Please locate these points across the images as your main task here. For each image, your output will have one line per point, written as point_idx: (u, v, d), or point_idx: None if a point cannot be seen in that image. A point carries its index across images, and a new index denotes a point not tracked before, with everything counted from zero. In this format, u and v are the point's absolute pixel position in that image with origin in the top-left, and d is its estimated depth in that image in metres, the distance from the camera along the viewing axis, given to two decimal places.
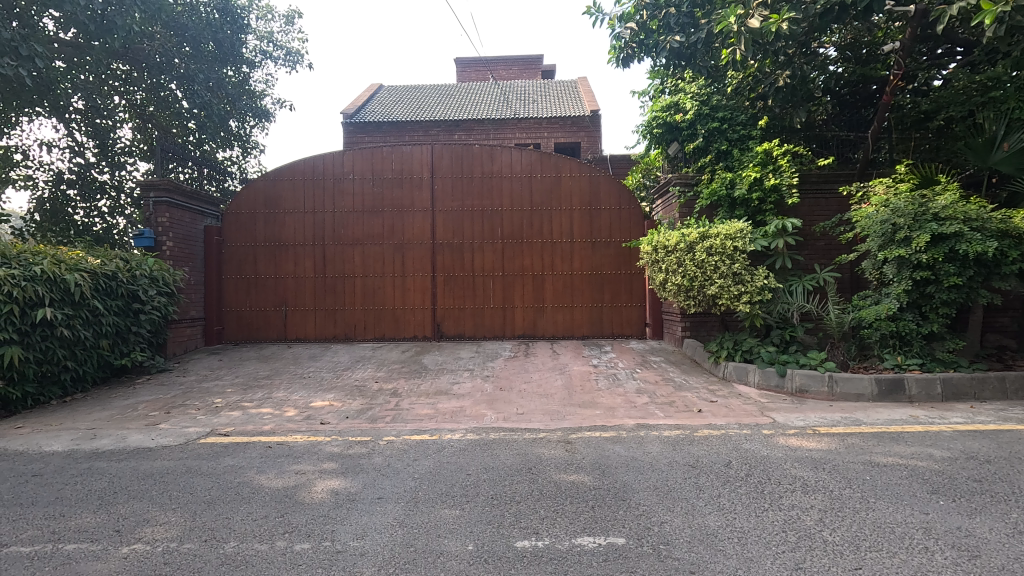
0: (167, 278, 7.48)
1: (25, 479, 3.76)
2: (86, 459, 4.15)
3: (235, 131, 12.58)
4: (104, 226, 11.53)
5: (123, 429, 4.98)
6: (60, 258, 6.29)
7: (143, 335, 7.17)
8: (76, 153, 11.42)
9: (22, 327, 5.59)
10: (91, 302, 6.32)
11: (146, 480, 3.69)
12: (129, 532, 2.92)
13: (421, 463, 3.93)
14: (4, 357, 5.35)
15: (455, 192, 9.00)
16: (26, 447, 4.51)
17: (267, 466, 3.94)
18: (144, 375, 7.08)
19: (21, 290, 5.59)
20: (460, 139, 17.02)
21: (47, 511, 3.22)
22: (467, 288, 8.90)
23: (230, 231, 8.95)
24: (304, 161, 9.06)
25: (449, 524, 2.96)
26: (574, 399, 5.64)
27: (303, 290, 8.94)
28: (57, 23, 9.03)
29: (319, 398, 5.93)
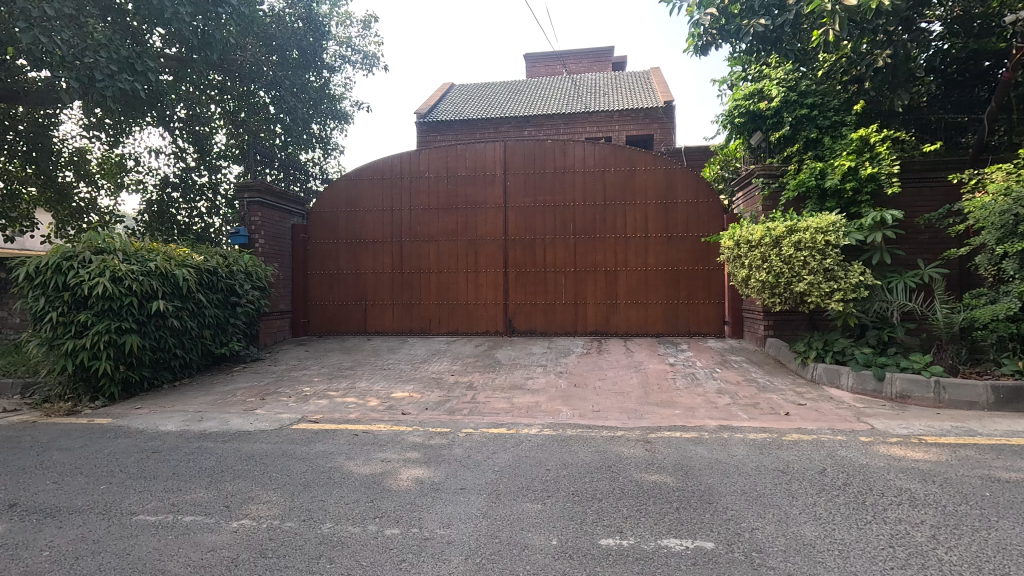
0: (261, 273, 8.02)
1: (147, 455, 4.15)
2: (195, 439, 4.53)
3: (317, 134, 13.25)
4: (203, 226, 12.55)
5: (226, 413, 5.40)
6: (170, 255, 6.88)
7: (240, 326, 7.74)
8: (178, 158, 12.45)
9: (140, 317, 6.18)
10: (196, 295, 6.88)
11: (248, 461, 3.98)
12: (235, 509, 3.16)
13: (500, 456, 3.99)
14: (125, 344, 5.95)
15: (527, 188, 9.04)
16: (145, 426, 4.99)
17: (355, 452, 4.13)
18: (241, 363, 7.64)
19: (139, 284, 6.16)
20: (530, 135, 17.08)
21: (167, 484, 3.55)
22: (539, 284, 8.92)
23: (314, 229, 9.45)
24: (382, 160, 9.40)
25: (532, 518, 2.98)
26: (652, 398, 5.52)
27: (381, 285, 9.29)
28: (163, 39, 9.90)
29: (399, 389, 6.17)
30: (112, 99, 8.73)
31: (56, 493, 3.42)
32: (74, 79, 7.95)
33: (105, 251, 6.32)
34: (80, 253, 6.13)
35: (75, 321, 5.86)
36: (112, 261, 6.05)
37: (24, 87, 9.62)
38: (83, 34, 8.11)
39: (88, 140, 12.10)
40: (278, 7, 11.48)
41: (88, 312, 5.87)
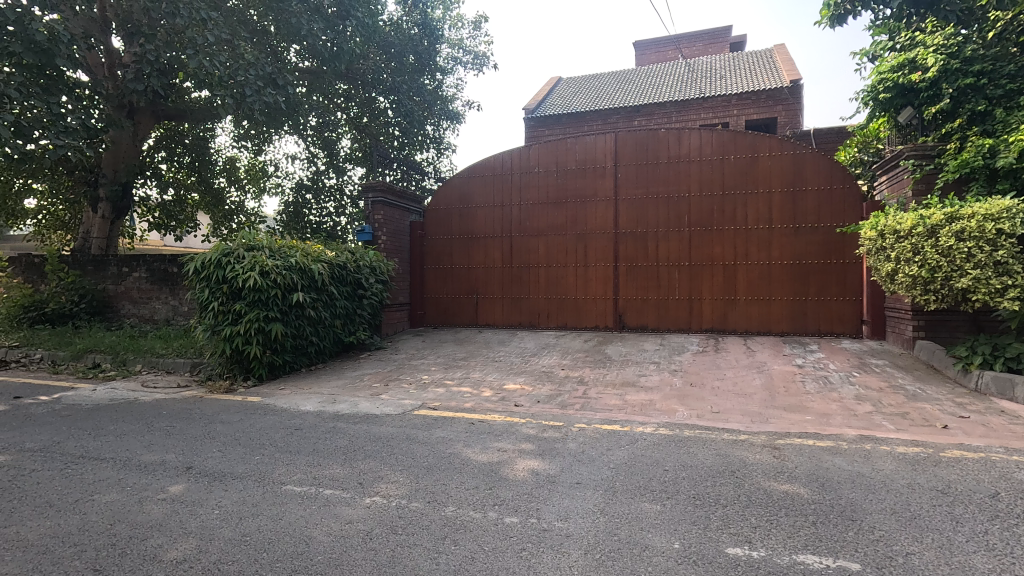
0: (383, 268, 8.60)
1: (291, 431, 4.64)
2: (330, 420, 4.98)
3: (431, 135, 13.91)
4: (332, 224, 13.66)
5: (355, 396, 5.87)
6: (307, 251, 7.58)
7: (365, 317, 8.36)
8: (311, 163, 13.66)
9: (283, 307, 6.89)
10: (328, 288, 7.55)
11: (376, 442, 4.28)
12: (367, 486, 3.42)
13: (615, 453, 3.93)
14: (271, 331, 6.67)
15: (639, 179, 8.78)
16: (289, 405, 5.57)
17: (472, 441, 4.29)
18: (366, 351, 8.25)
19: (282, 277, 6.86)
20: (640, 125, 16.58)
21: (308, 459, 3.92)
22: (651, 279, 8.65)
23: (431, 226, 9.91)
24: (493, 157, 9.62)
25: (651, 518, 2.90)
26: (778, 401, 5.13)
27: (491, 279, 9.54)
28: (298, 55, 10.97)
29: (512, 380, 6.31)
30: (259, 113, 9.78)
31: (222, 460, 3.92)
32: (229, 96, 9.03)
33: (255, 248, 7.10)
34: (236, 249, 6.94)
35: (232, 310, 6.64)
36: (260, 257, 6.79)
37: (190, 106, 11.09)
38: (236, 56, 9.18)
39: (237, 149, 13.66)
40: (396, 16, 12.16)
41: (242, 302, 6.64)
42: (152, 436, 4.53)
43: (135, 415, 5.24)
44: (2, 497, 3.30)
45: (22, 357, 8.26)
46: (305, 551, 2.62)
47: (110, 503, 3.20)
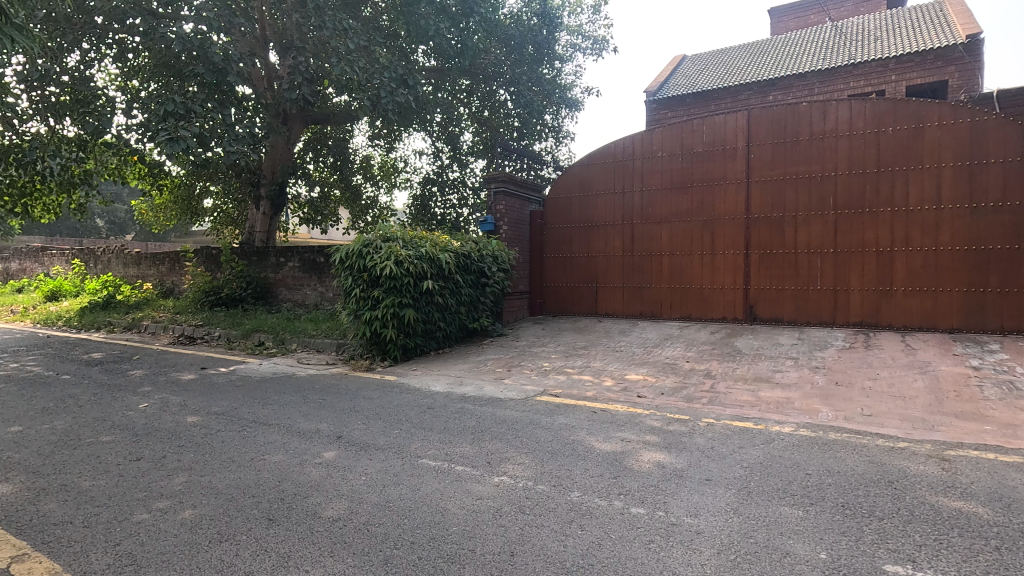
0: (505, 257, 8.85)
1: (424, 409, 4.98)
2: (458, 400, 5.26)
3: (550, 124, 13.98)
4: (456, 216, 14.32)
5: (480, 380, 6.14)
6: (435, 241, 8.04)
7: (488, 304, 8.68)
8: (437, 158, 14.36)
9: (414, 294, 7.39)
10: (455, 276, 7.96)
11: (501, 424, 4.44)
12: (495, 466, 3.56)
13: (748, 452, 3.70)
14: (405, 316, 7.18)
15: (775, 159, 8.10)
16: (421, 385, 5.97)
17: (595, 429, 4.28)
18: (488, 337, 8.56)
19: (414, 266, 7.36)
20: (775, 100, 15.27)
21: (440, 436, 4.18)
22: (787, 267, 7.98)
23: (550, 215, 9.97)
24: (614, 143, 9.41)
25: (792, 524, 2.70)
26: (946, 407, 4.49)
27: (611, 268, 9.39)
28: (425, 55, 11.57)
29: (634, 371, 6.20)
30: (393, 112, 10.48)
31: (366, 431, 4.33)
32: (367, 98, 9.79)
33: (391, 239, 7.68)
34: (374, 240, 7.55)
35: (371, 296, 7.23)
36: (395, 247, 7.32)
37: (332, 110, 12.20)
38: (372, 60, 9.90)
39: (371, 148, 14.78)
40: (516, 8, 12.33)
41: (379, 289, 7.21)
42: (307, 407, 5.11)
43: (293, 388, 5.94)
44: (196, 451, 3.93)
45: (205, 334, 9.71)
46: (441, 522, 2.80)
47: (277, 463, 3.67)
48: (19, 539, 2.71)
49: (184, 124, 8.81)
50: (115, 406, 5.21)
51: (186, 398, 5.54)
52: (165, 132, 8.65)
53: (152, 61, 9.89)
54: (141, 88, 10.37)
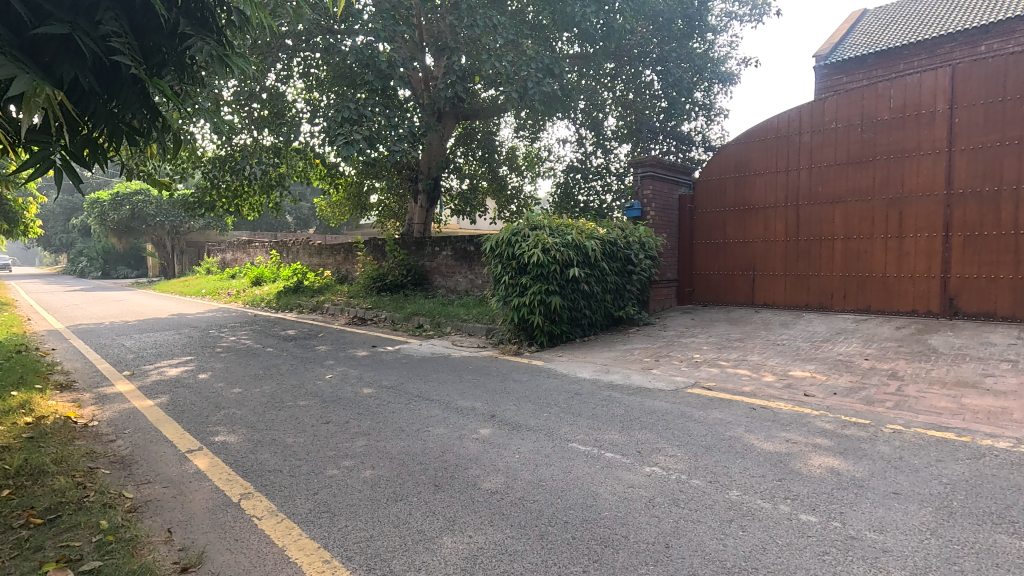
0: (652, 243, 8.58)
1: (572, 395, 5.05)
2: (606, 388, 5.24)
3: (701, 102, 13.15)
4: (599, 203, 14.22)
5: (627, 369, 6.05)
6: (581, 229, 8.08)
7: (634, 292, 8.52)
8: (581, 146, 14.30)
9: (561, 281, 7.50)
10: (600, 264, 7.92)
11: (651, 415, 4.35)
12: (646, 456, 3.50)
13: (948, 467, 3.18)
14: (551, 302, 7.32)
15: (989, 123, 6.77)
16: (567, 371, 6.06)
17: (755, 427, 3.99)
18: (634, 326, 8.40)
19: (560, 254, 7.47)
20: (989, 50, 12.68)
21: (589, 422, 4.22)
22: (1003, 251, 6.67)
23: (701, 198, 9.38)
24: (777, 117, 8.56)
25: (1012, 556, 2.27)
26: None
27: (772, 254, 8.62)
28: (568, 42, 11.56)
29: (799, 367, 5.65)
30: (539, 102, 10.64)
31: (518, 413, 4.52)
32: (515, 91, 10.06)
33: (538, 227, 7.88)
34: (522, 229, 7.80)
35: (519, 283, 7.48)
36: (542, 236, 7.51)
37: (481, 105, 12.76)
38: (519, 53, 10.15)
39: (517, 139, 15.20)
40: None
41: (527, 276, 7.43)
42: (463, 386, 5.48)
43: (449, 367, 6.41)
44: (372, 419, 4.42)
45: (374, 316, 10.86)
46: (593, 505, 2.84)
47: (440, 435, 4.00)
48: (244, 480, 3.30)
49: (357, 128, 9.87)
50: (307, 376, 6.07)
51: (361, 372, 6.27)
52: (343, 137, 9.78)
53: (330, 74, 11.20)
54: (321, 99, 11.80)
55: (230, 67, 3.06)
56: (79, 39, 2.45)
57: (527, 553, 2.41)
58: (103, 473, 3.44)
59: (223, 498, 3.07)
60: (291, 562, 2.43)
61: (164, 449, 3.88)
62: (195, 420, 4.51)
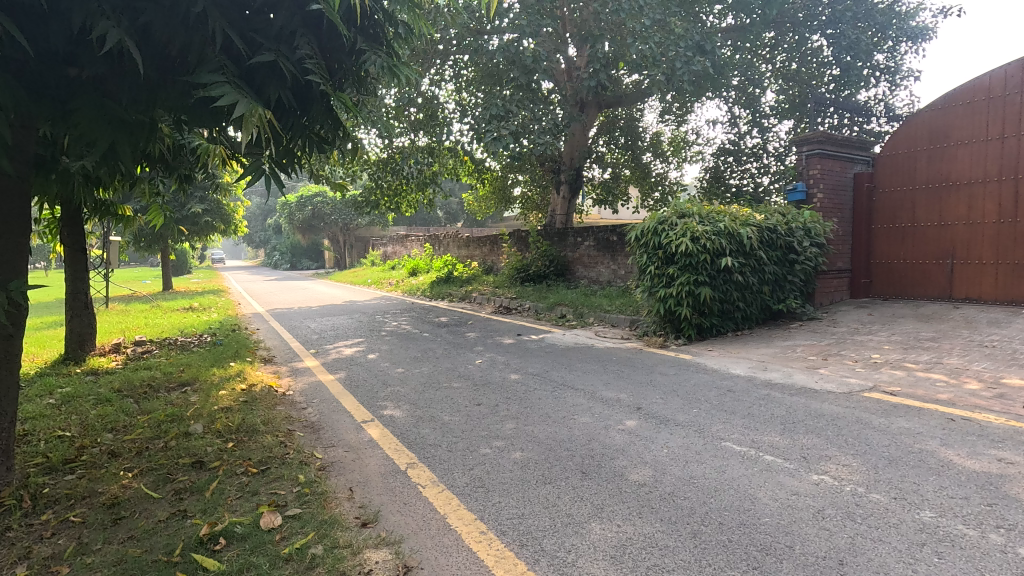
0: (820, 229, 7.72)
1: (725, 392, 4.76)
2: (764, 387, 4.85)
3: (883, 65, 11.43)
4: (753, 186, 13.13)
5: (789, 367, 5.54)
6: (735, 216, 7.56)
7: (797, 284, 7.76)
8: (733, 126, 13.29)
9: (711, 272, 7.08)
10: (757, 252, 7.33)
11: (819, 418, 3.94)
12: (813, 462, 3.19)
13: None
14: (700, 294, 6.94)
15: None
16: (719, 366, 5.72)
17: (953, 441, 3.42)
18: (797, 321, 7.64)
19: (711, 243, 7.06)
20: None
21: (745, 421, 3.95)
22: None
23: (884, 177, 8.19)
24: (989, 74, 7.14)
25: None
26: None
27: (979, 239, 7.25)
28: (720, 14, 10.79)
29: (1015, 374, 4.70)
30: (688, 82, 10.09)
31: (665, 406, 4.38)
32: (662, 73, 9.66)
33: (686, 215, 7.52)
34: (669, 217, 7.50)
35: (666, 273, 7.21)
36: (691, 223, 7.16)
37: (625, 92, 12.45)
38: (667, 33, 9.72)
39: (663, 124, 14.61)
40: None
41: (675, 266, 7.13)
42: (607, 377, 5.46)
43: (593, 358, 6.41)
44: (519, 404, 4.61)
45: (518, 306, 11.23)
46: (751, 509, 2.66)
47: (586, 424, 4.04)
48: (410, 451, 3.65)
49: (504, 124, 10.24)
50: (460, 360, 6.50)
51: (509, 358, 6.54)
52: (491, 133, 10.21)
53: (478, 74, 11.77)
54: (470, 99, 12.42)
55: (399, 76, 3.38)
56: (282, 64, 2.83)
57: (680, 550, 2.34)
58: (299, 435, 4.04)
59: (393, 465, 3.43)
60: (452, 529, 2.64)
61: (344, 417, 4.44)
62: (367, 395, 5.09)
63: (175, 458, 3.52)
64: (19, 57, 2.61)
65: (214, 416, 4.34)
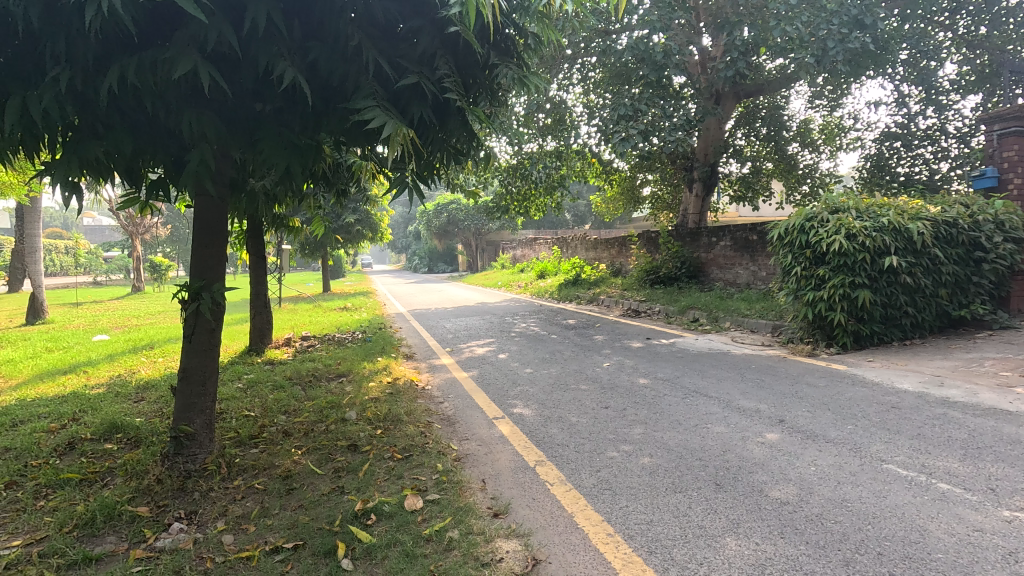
0: (1016, 222, 6.57)
1: (887, 408, 4.22)
2: (939, 405, 4.21)
3: None
4: (928, 173, 11.42)
5: (973, 383, 4.74)
6: (902, 209, 6.67)
7: (985, 286, 6.61)
8: (900, 106, 11.68)
9: (872, 273, 6.30)
10: (932, 250, 6.39)
11: (1013, 445, 3.34)
12: (1002, 495, 2.72)
13: None
14: (858, 298, 6.20)
15: None
16: (881, 380, 5.07)
17: None
18: (985, 330, 6.50)
19: (872, 240, 6.28)
20: None
21: (913, 443, 3.47)
22: None
23: None
24: None
25: None
26: None
27: None
28: None
29: None
30: (844, 63, 9.10)
31: (813, 421, 4.00)
32: (810, 56, 8.82)
33: (840, 210, 6.78)
34: (819, 213, 6.81)
35: (815, 275, 6.56)
36: (846, 219, 6.45)
37: (768, 79, 11.54)
38: (818, 10, 8.85)
39: (812, 110, 13.30)
40: None
41: (825, 267, 6.46)
42: (745, 385, 5.12)
43: (730, 364, 6.05)
44: (648, 409, 4.50)
45: (648, 309, 10.94)
46: (919, 542, 2.35)
47: (720, 433, 3.84)
48: (538, 448, 3.76)
49: (632, 124, 10.06)
50: (587, 362, 6.52)
51: (637, 362, 6.40)
52: (619, 134, 10.08)
53: (605, 75, 11.66)
54: (598, 101, 12.36)
55: (530, 87, 3.52)
56: (425, 85, 3.07)
57: None
58: (437, 426, 4.36)
59: (522, 461, 3.55)
60: (580, 528, 2.67)
61: (477, 413, 4.69)
62: (498, 392, 5.32)
63: (334, 440, 4.00)
64: (221, 97, 3.13)
65: (365, 404, 4.84)
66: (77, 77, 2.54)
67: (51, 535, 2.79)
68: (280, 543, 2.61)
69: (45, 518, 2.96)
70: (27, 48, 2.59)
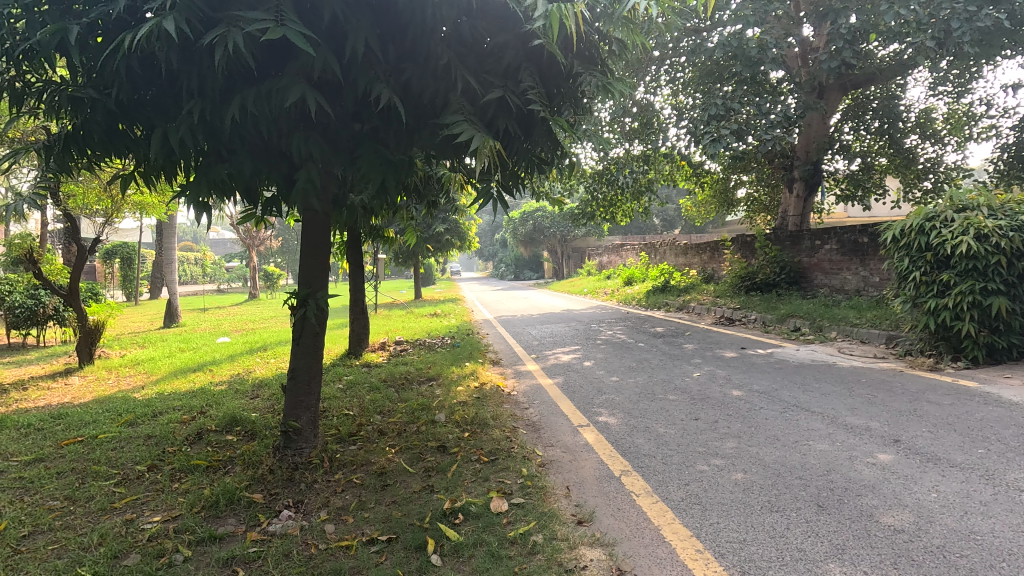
0: None
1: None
2: None
3: None
4: None
5: None
6: None
7: None
8: None
9: (1009, 278, 5.60)
10: None
11: None
12: None
13: None
14: (992, 306, 5.53)
15: None
16: (1021, 399, 4.47)
17: None
18: None
19: (1008, 240, 5.57)
20: None
21: None
22: None
23: None
24: None
25: None
26: None
27: None
28: None
29: None
30: (972, 44, 8.18)
31: (935, 442, 3.61)
32: (930, 38, 8.03)
33: (968, 208, 6.05)
34: (942, 211, 6.10)
35: (938, 280, 5.91)
36: (975, 218, 5.75)
37: (879, 67, 10.60)
38: None
39: (935, 98, 12.02)
40: None
41: (951, 272, 5.80)
42: (854, 401, 4.71)
43: (836, 378, 5.59)
44: (742, 422, 4.28)
45: (743, 317, 10.40)
46: None
47: (824, 451, 3.57)
48: (624, 458, 3.70)
49: (724, 123, 9.64)
50: (676, 372, 6.31)
51: (731, 373, 6.10)
52: (710, 135, 9.68)
53: (695, 74, 11.26)
54: (688, 101, 11.98)
55: (614, 92, 3.52)
56: (510, 98, 3.15)
57: None
58: (522, 432, 4.42)
59: (607, 470, 3.51)
60: (668, 542, 2.60)
61: (563, 420, 4.70)
62: (583, 400, 5.29)
63: (424, 441, 4.18)
64: (326, 121, 3.40)
65: (453, 407, 5.02)
66: (207, 110, 2.87)
67: (183, 514, 3.16)
68: (374, 535, 2.78)
69: (179, 498, 3.35)
70: (167, 87, 2.97)
